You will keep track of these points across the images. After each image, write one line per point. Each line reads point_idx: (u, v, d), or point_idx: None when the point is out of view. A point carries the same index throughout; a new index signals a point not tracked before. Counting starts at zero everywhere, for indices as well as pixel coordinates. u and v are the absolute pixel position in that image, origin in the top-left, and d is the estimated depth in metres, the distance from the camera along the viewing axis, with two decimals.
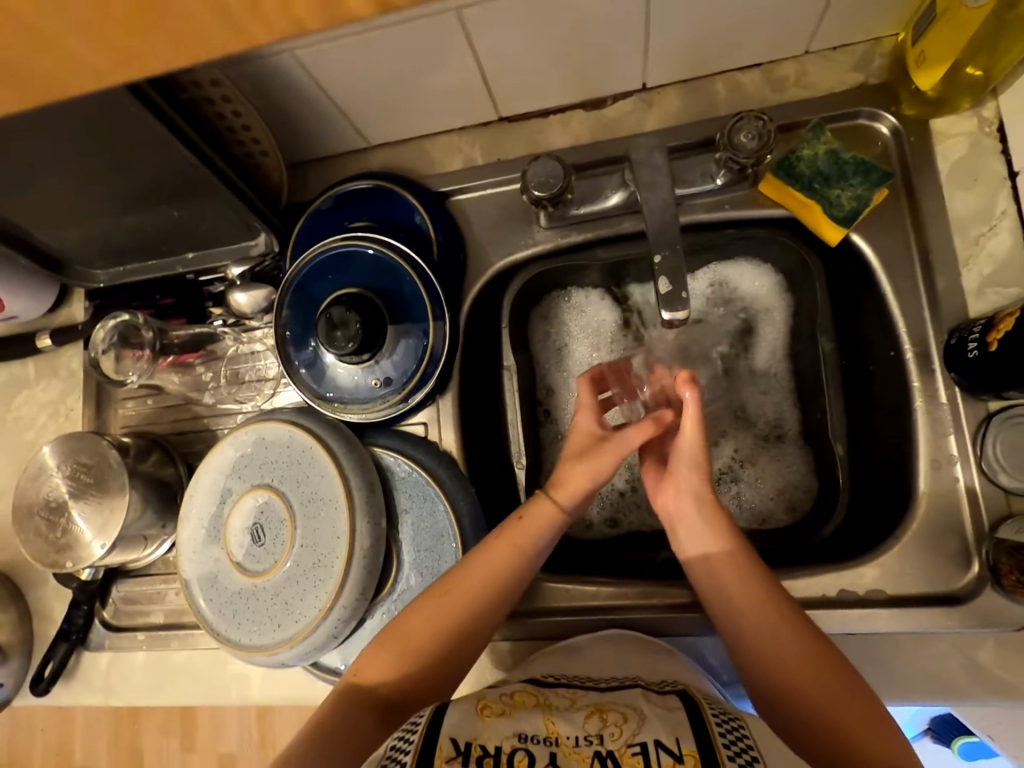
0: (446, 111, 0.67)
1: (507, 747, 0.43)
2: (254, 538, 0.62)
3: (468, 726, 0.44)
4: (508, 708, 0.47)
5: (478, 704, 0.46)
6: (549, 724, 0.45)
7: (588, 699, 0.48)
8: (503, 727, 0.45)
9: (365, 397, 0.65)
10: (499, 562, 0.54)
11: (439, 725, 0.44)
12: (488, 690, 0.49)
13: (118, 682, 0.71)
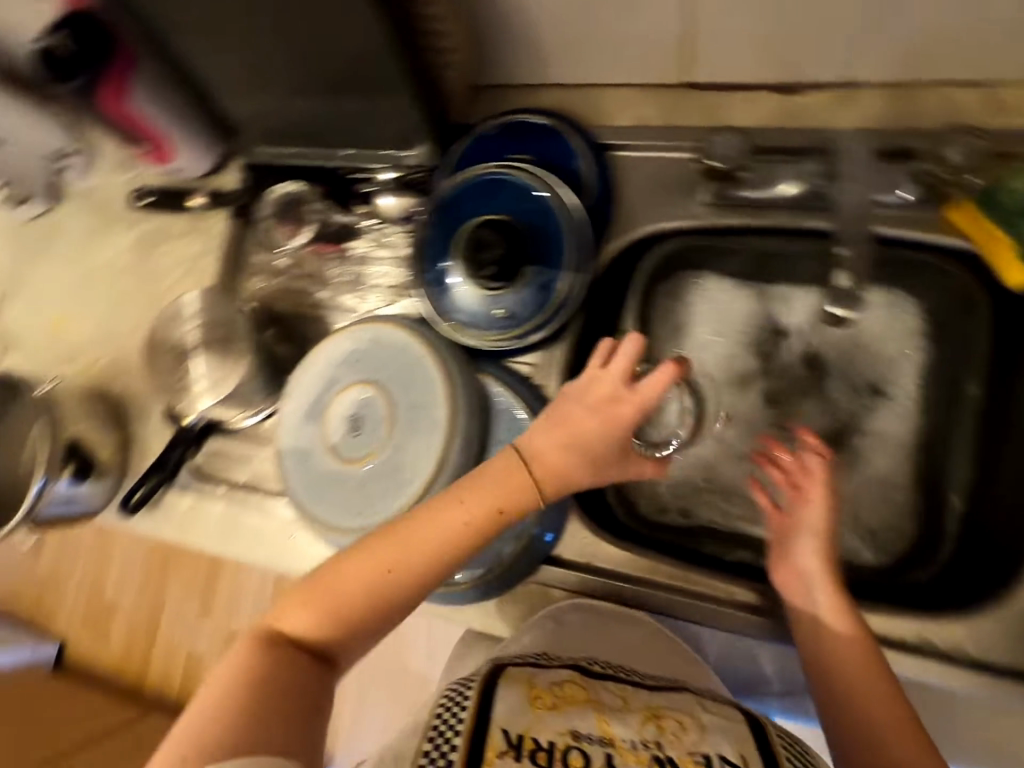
0: (634, 62, 0.65)
1: (561, 744, 0.46)
2: (351, 428, 0.65)
3: (521, 720, 0.47)
4: (558, 702, 0.49)
5: (531, 696, 0.49)
6: (603, 724, 0.48)
7: (639, 701, 0.51)
8: (555, 722, 0.47)
9: (483, 326, 0.66)
10: (445, 529, 0.51)
11: (486, 716, 0.47)
12: (537, 674, 0.52)
13: (192, 525, 0.77)
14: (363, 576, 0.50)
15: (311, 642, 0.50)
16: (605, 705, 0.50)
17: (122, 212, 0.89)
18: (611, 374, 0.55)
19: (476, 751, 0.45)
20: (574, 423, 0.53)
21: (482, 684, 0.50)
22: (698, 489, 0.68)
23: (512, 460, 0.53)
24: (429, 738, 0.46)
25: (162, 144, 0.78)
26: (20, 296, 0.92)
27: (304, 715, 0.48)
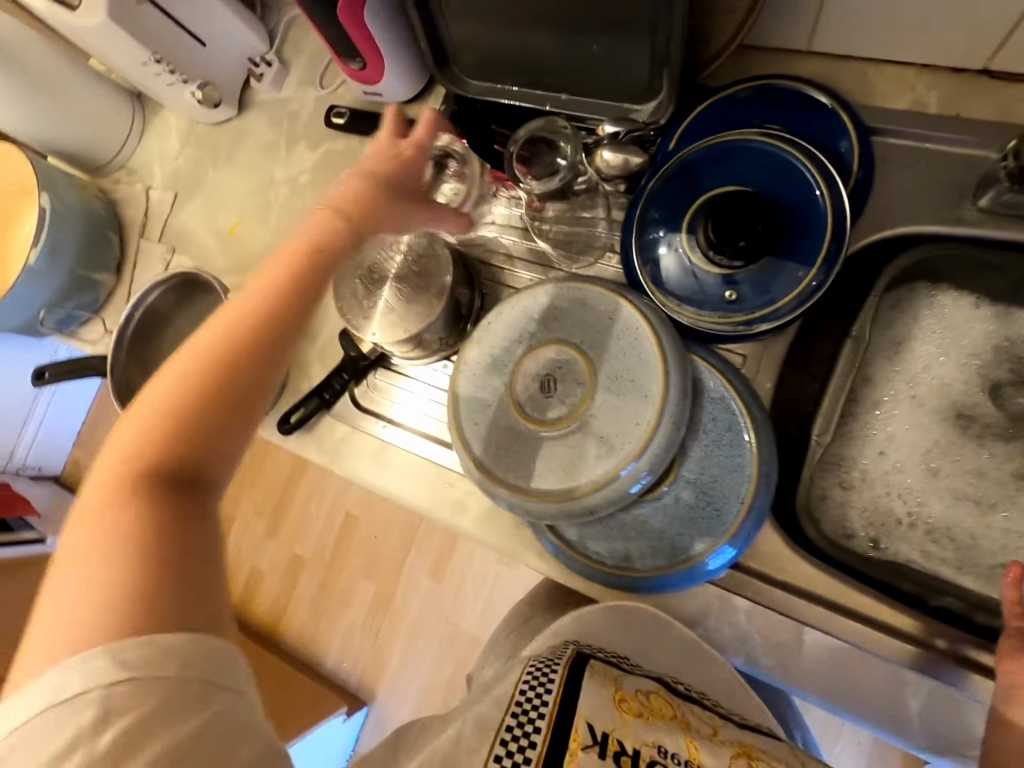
0: (931, 41, 0.58)
1: (644, 753, 0.48)
2: (542, 388, 0.62)
3: (609, 720, 0.50)
4: (644, 712, 0.52)
5: (618, 696, 0.52)
6: (691, 746, 0.50)
7: (728, 735, 0.53)
8: (642, 731, 0.50)
9: (702, 304, 0.61)
10: (271, 295, 0.53)
11: (572, 706, 0.50)
12: (626, 680, 0.55)
13: (346, 454, 0.76)
14: (186, 373, 0.50)
15: (179, 463, 0.49)
16: (693, 728, 0.52)
17: (308, 128, 0.87)
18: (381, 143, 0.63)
19: (559, 741, 0.48)
20: (344, 189, 0.59)
21: (570, 674, 0.53)
22: (898, 523, 0.62)
23: (310, 229, 0.56)
24: (513, 714, 0.49)
25: (374, 63, 0.74)
26: (195, 198, 0.92)
27: (188, 590, 0.45)
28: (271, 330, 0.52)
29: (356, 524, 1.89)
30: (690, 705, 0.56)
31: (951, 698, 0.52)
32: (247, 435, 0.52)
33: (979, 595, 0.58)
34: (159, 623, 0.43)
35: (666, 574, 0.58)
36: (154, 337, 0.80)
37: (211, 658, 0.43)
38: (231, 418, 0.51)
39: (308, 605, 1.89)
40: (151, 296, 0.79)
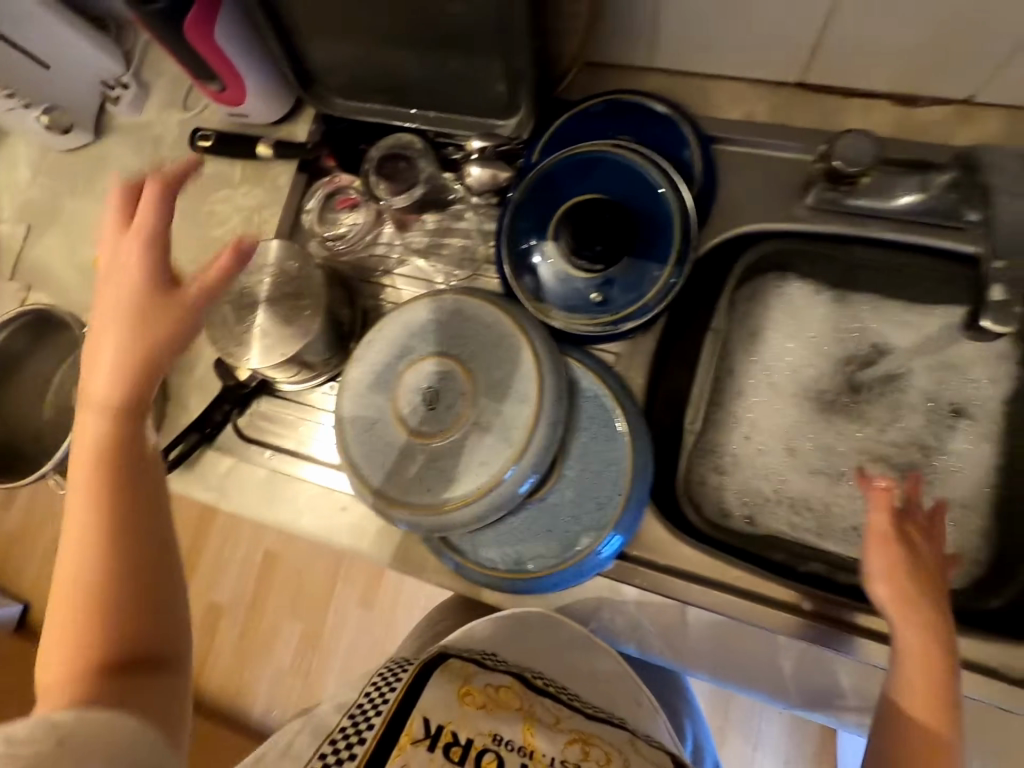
0: (753, 58, 0.64)
1: (478, 744, 0.47)
2: (426, 400, 0.62)
3: (449, 712, 0.48)
4: (488, 702, 0.51)
5: (462, 690, 0.50)
6: (528, 734, 0.49)
7: (571, 723, 0.52)
8: (480, 721, 0.49)
9: (572, 308, 0.64)
10: (108, 418, 0.52)
11: (413, 700, 0.48)
12: (476, 670, 0.53)
13: (233, 488, 0.72)
14: (82, 507, 0.50)
15: (84, 614, 0.48)
16: (536, 717, 0.51)
17: (174, 152, 0.84)
18: (148, 208, 0.53)
19: (391, 734, 0.46)
20: (115, 282, 0.53)
21: (418, 669, 0.51)
22: (767, 498, 0.66)
23: (116, 291, 0.52)
24: (350, 717, 0.47)
25: (233, 83, 0.72)
26: (52, 231, 0.86)
27: (127, 682, 0.48)
28: (135, 372, 0.51)
29: (277, 562, 1.80)
30: (541, 696, 0.54)
31: (819, 651, 0.55)
32: (165, 515, 0.53)
33: (840, 556, 0.63)
34: (118, 698, 0.47)
35: (557, 571, 0.58)
36: (6, 383, 0.74)
37: (171, 730, 0.49)
38: (128, 512, 0.51)
39: (230, 656, 1.77)
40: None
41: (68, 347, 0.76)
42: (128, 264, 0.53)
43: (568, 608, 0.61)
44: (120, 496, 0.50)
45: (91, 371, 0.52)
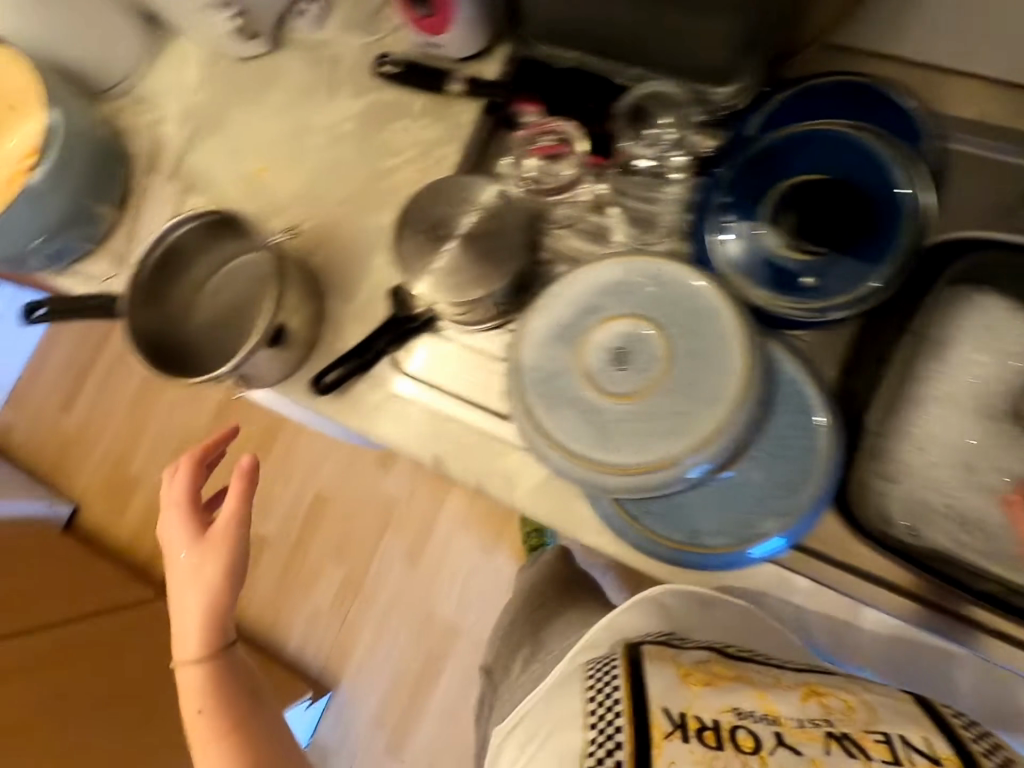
0: (1005, 55, 0.61)
1: (725, 722, 0.51)
2: (615, 360, 0.61)
3: (682, 700, 0.53)
4: (710, 678, 0.55)
5: (682, 672, 0.55)
6: (764, 702, 0.53)
7: (791, 679, 0.55)
8: (712, 699, 0.53)
9: (777, 288, 0.62)
10: (198, 609, 0.72)
11: (642, 692, 0.53)
12: (683, 651, 0.58)
13: (385, 421, 0.72)
14: (195, 699, 0.73)
15: (227, 718, 0.73)
16: (758, 681, 0.55)
17: (352, 75, 0.82)
18: (181, 492, 0.75)
19: (642, 730, 0.51)
20: (181, 470, 0.76)
21: (628, 662, 0.56)
22: (938, 511, 0.64)
23: (182, 521, 0.74)
24: (591, 710, 0.54)
25: (442, 10, 0.71)
26: (215, 138, 0.85)
27: (262, 735, 0.75)
28: (200, 569, 0.72)
29: (326, 505, 1.81)
30: (748, 661, 0.58)
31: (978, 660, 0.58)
32: (257, 698, 0.76)
33: (1011, 580, 0.60)
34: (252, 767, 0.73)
35: (733, 550, 0.58)
36: (172, 274, 0.74)
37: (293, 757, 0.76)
38: (225, 665, 0.74)
39: (271, 589, 1.81)
40: (181, 227, 0.72)
41: (238, 254, 0.76)
42: (190, 515, 0.75)
43: (731, 590, 0.60)
44: (237, 692, 0.74)
45: (180, 639, 0.74)
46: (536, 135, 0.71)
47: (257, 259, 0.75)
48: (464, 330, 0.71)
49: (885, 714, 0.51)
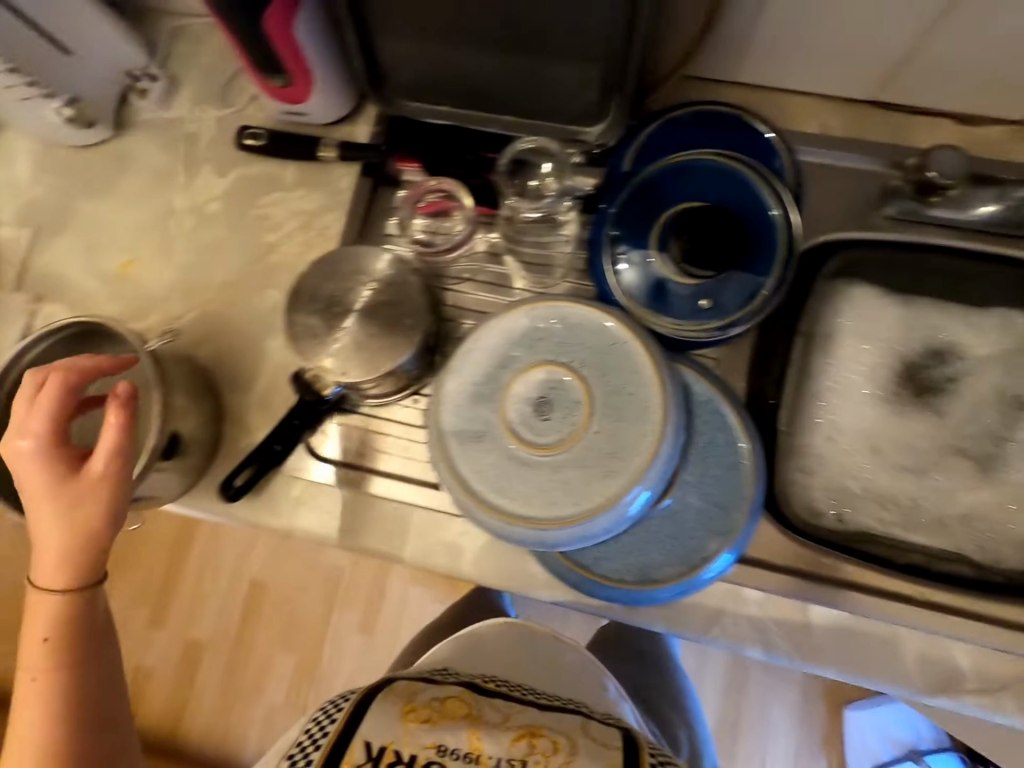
0: (833, 75, 0.67)
1: (422, 757, 0.56)
2: (538, 410, 0.60)
3: (387, 733, 0.56)
4: (433, 716, 0.59)
5: (405, 709, 0.59)
6: (472, 739, 0.58)
7: (521, 719, 0.61)
8: (423, 734, 0.57)
9: (678, 315, 0.63)
10: (62, 542, 0.56)
11: (354, 730, 0.56)
12: (420, 691, 0.61)
13: (309, 513, 0.67)
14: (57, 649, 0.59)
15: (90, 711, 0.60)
16: (484, 719, 0.60)
17: (212, 151, 0.77)
18: (48, 405, 0.56)
19: (343, 743, 0.55)
20: (53, 381, 0.56)
21: (360, 698, 0.59)
22: (857, 496, 0.68)
23: (30, 461, 0.56)
24: (305, 739, 0.57)
25: (302, 79, 0.68)
26: (66, 235, 0.77)
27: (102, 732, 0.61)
28: (54, 501, 0.56)
29: (264, 590, 1.68)
30: (493, 699, 0.63)
31: (938, 640, 0.59)
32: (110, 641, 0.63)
33: (932, 547, 0.66)
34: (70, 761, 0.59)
35: (687, 580, 0.58)
36: None
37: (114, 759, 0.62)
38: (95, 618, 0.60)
39: (216, 695, 1.65)
40: (33, 349, 0.64)
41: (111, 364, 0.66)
42: (46, 433, 0.56)
43: (689, 615, 0.60)
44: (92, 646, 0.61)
45: (40, 565, 0.58)
46: (423, 192, 0.70)
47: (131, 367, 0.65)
48: (381, 404, 0.68)
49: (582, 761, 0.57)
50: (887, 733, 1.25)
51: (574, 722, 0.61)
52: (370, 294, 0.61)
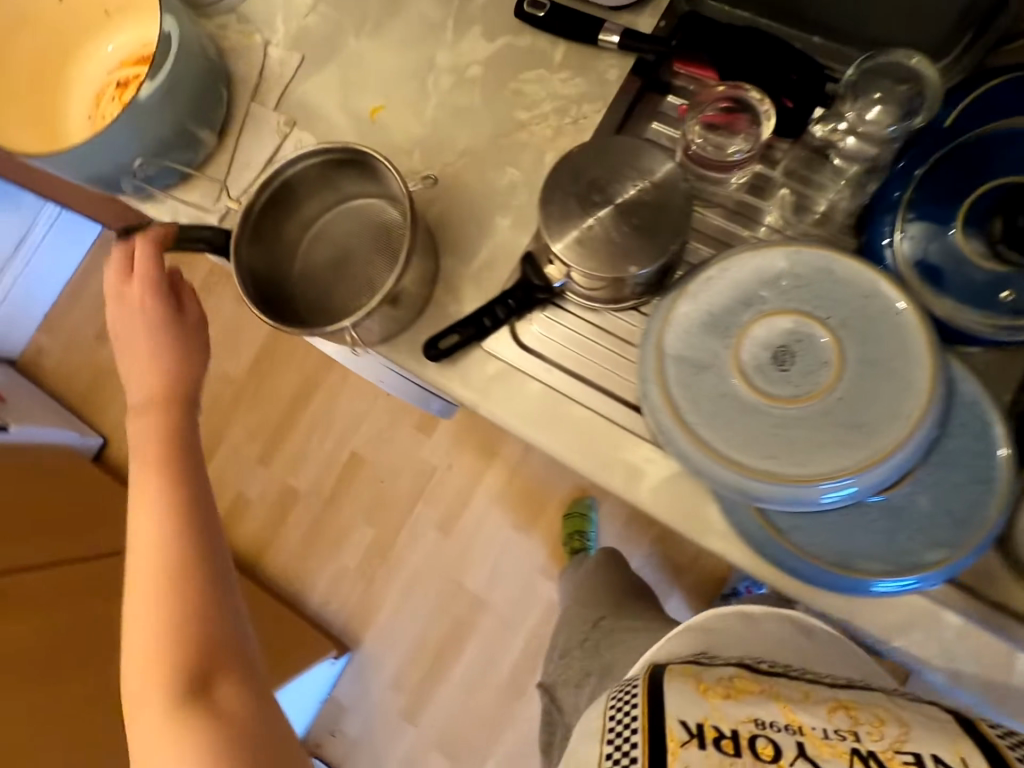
0: None
1: (744, 731, 0.51)
2: (776, 360, 0.56)
3: (698, 709, 0.52)
4: (731, 692, 0.54)
5: (701, 688, 0.54)
6: (789, 713, 0.52)
7: (821, 695, 0.54)
8: (734, 711, 0.52)
9: (966, 300, 0.55)
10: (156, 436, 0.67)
11: (659, 709, 0.52)
12: (703, 671, 0.57)
13: (499, 395, 0.67)
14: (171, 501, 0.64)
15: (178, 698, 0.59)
16: (786, 696, 0.54)
17: (485, 13, 0.74)
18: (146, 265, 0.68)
19: (658, 742, 0.50)
20: (168, 345, 0.69)
21: (649, 684, 0.56)
22: None
23: (157, 327, 0.69)
24: (610, 733, 0.53)
25: None
26: (325, 69, 0.78)
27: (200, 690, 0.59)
28: (184, 490, 0.66)
29: (361, 465, 1.79)
30: (775, 678, 0.57)
31: None
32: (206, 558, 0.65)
33: None
34: None
35: (886, 578, 0.54)
36: (285, 212, 0.71)
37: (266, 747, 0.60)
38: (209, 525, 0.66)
39: (298, 542, 1.80)
40: (301, 161, 0.68)
41: (354, 197, 0.72)
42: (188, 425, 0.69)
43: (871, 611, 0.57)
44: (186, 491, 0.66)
45: (145, 762, 0.59)
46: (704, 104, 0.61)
47: (392, 214, 0.71)
48: (588, 307, 0.67)
49: (920, 734, 0.48)
50: None
51: (880, 699, 0.54)
52: (636, 191, 0.58)
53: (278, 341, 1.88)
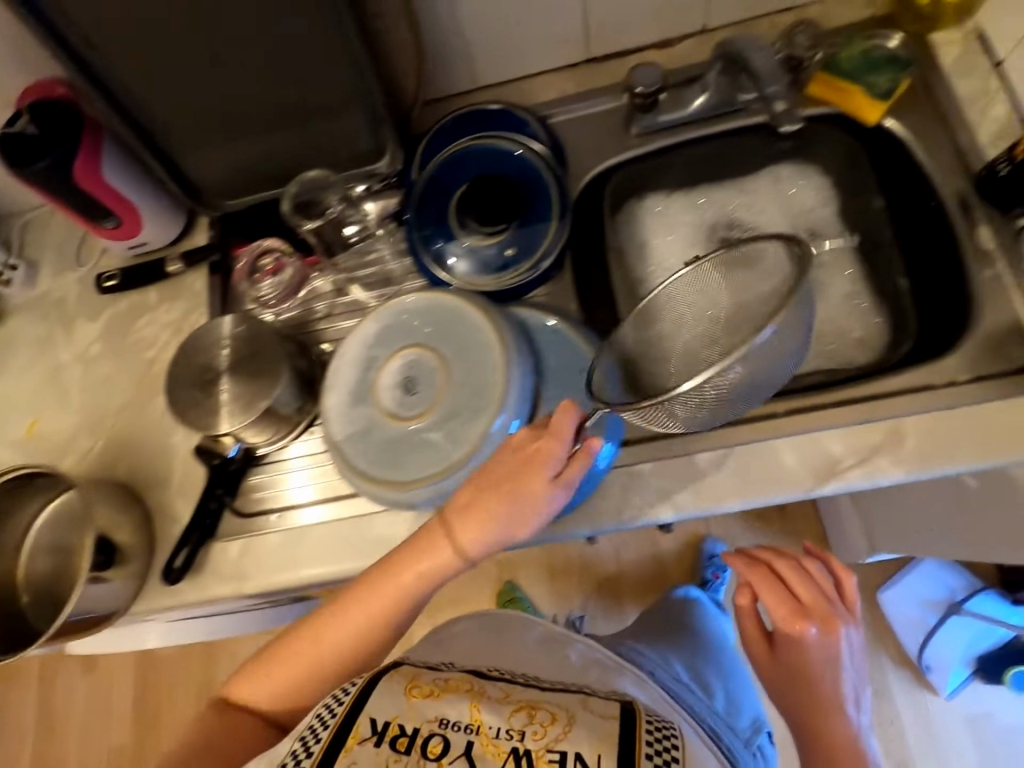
0: (544, 54, 0.81)
1: (426, 730, 0.51)
2: (406, 390, 0.67)
3: (392, 707, 0.52)
4: (438, 688, 0.53)
5: (410, 682, 0.54)
6: (474, 707, 0.52)
7: (522, 691, 0.53)
8: (426, 708, 0.52)
9: (495, 271, 0.75)
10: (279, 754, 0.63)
11: (363, 703, 0.52)
12: (426, 666, 0.56)
13: (250, 565, 0.71)
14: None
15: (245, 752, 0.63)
16: (485, 691, 0.53)
17: (82, 305, 0.86)
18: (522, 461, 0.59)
19: (342, 734, 0.50)
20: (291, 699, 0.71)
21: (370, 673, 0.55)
22: None
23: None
24: (323, 707, 0.53)
25: (129, 215, 0.79)
26: None
27: None
28: None
29: None
30: (495, 677, 0.55)
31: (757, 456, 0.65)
32: None
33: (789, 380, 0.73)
34: None
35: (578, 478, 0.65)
36: None
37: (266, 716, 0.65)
38: None
39: None
40: None
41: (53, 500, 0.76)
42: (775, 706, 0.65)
43: (602, 508, 0.67)
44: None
45: None
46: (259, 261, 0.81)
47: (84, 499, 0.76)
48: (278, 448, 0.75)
49: (577, 739, 0.49)
50: (922, 597, 1.39)
51: (573, 695, 0.53)
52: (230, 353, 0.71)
53: (149, 674, 1.71)
